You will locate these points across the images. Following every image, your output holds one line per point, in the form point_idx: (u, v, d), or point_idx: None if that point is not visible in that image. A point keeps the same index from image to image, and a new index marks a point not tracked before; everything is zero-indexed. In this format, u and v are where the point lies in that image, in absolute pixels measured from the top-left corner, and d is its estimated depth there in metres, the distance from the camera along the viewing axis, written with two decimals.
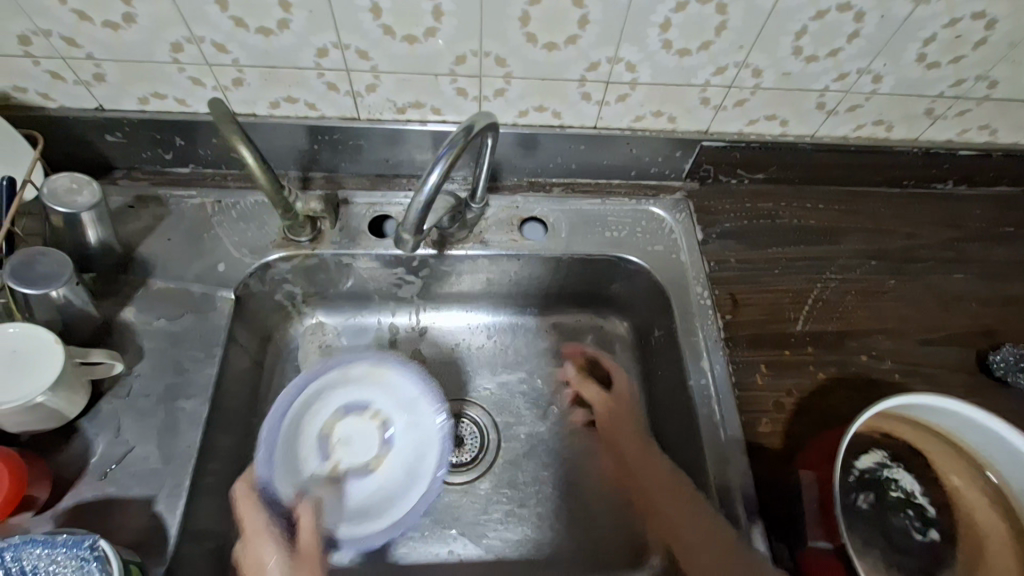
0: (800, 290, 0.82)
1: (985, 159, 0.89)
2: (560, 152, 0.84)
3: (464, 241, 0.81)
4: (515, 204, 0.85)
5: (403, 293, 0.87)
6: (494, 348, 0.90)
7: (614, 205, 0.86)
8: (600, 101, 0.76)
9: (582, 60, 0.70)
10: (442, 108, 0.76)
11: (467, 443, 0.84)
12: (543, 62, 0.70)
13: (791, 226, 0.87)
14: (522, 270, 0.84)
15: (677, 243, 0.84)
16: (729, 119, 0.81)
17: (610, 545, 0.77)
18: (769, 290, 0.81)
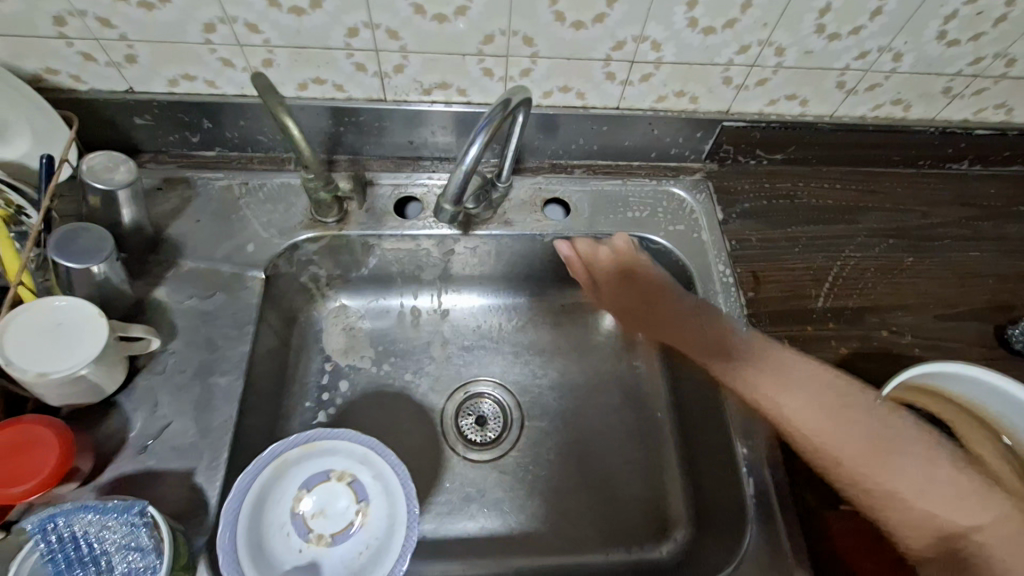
0: (821, 267, 0.83)
1: (1001, 139, 0.90)
2: (582, 134, 0.84)
3: (489, 221, 0.82)
4: (536, 186, 0.86)
5: (426, 275, 0.88)
6: (515, 330, 0.91)
7: (634, 186, 0.87)
8: (623, 80, 0.77)
9: (608, 38, 0.71)
10: (468, 89, 0.77)
11: (491, 423, 0.85)
12: (570, 40, 0.71)
13: (810, 205, 0.88)
14: (544, 251, 0.85)
15: (698, 222, 0.85)
16: (750, 99, 0.82)
17: (635, 519, 0.78)
18: (791, 267, 0.82)
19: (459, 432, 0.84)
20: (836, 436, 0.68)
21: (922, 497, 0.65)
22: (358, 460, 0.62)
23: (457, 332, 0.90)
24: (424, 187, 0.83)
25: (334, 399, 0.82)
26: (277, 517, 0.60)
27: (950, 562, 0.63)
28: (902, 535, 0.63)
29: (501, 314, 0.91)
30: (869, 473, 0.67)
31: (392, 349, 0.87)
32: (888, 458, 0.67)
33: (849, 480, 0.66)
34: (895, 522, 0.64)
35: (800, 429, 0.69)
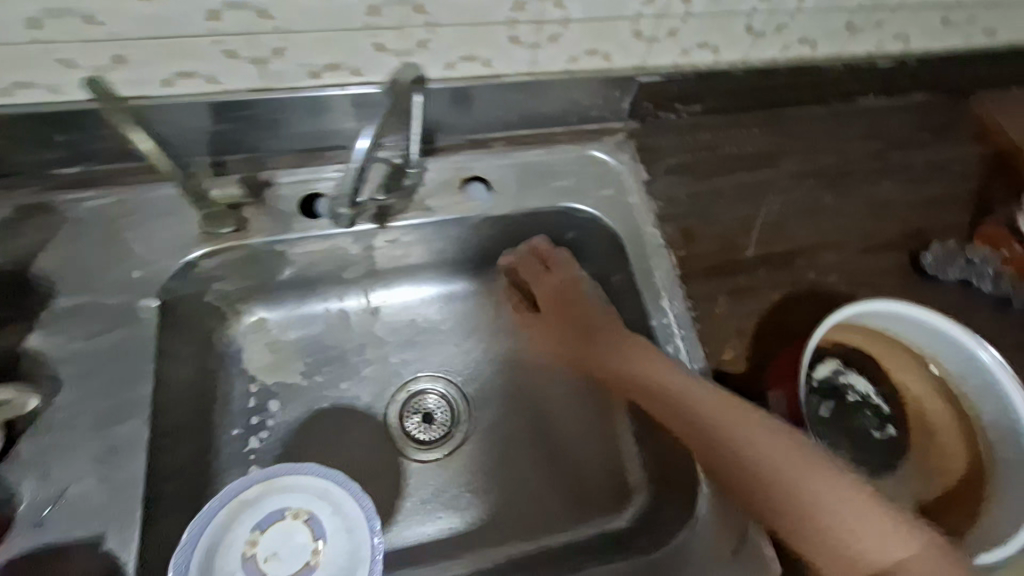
0: (750, 218, 0.83)
1: (902, 69, 0.92)
2: (495, 105, 0.79)
3: (407, 213, 0.76)
4: (457, 167, 0.80)
5: (346, 275, 0.82)
6: (451, 321, 0.87)
7: (558, 154, 0.83)
8: (532, 44, 0.73)
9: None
10: (363, 69, 0.69)
11: (438, 417, 0.82)
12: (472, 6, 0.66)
13: (733, 155, 0.88)
14: (472, 235, 0.81)
15: (625, 186, 0.82)
16: (662, 52, 0.79)
17: (594, 490, 0.78)
18: (721, 223, 0.82)
19: (405, 432, 0.81)
20: (745, 458, 0.61)
21: (830, 520, 0.56)
22: (318, 493, 0.56)
23: (392, 330, 0.85)
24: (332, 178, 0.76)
25: (264, 422, 0.76)
26: (224, 565, 0.52)
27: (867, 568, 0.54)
28: (813, 540, 0.57)
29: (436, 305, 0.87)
30: (780, 482, 0.59)
31: (324, 358, 0.82)
32: (786, 476, 0.59)
33: (761, 494, 0.60)
34: (793, 524, 0.58)
35: (715, 449, 0.63)
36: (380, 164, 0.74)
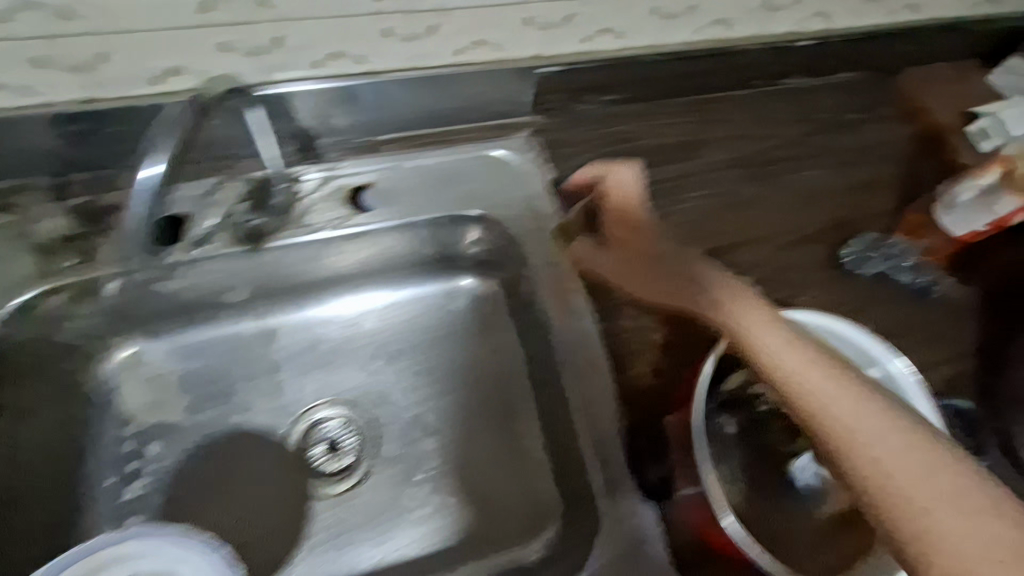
0: (768, 242, 0.77)
1: None
2: (406, 102, 0.73)
3: (389, 207, 0.73)
4: (438, 167, 0.76)
5: (306, 273, 0.76)
6: (437, 317, 0.82)
7: (448, 158, 0.76)
8: (543, 24, 0.68)
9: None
10: (369, 55, 0.67)
11: (343, 441, 0.75)
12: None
13: (739, 173, 0.82)
14: (403, 242, 0.76)
15: (527, 198, 0.76)
16: (676, 29, 0.75)
17: (511, 519, 0.72)
18: (724, 245, 0.76)
19: (304, 465, 0.74)
20: (938, 491, 0.41)
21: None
22: (170, 540, 0.49)
23: (359, 318, 0.81)
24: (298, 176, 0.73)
25: (143, 469, 0.71)
26: None
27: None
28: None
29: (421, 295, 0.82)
30: (972, 539, 0.39)
31: (207, 392, 0.75)
32: (974, 523, 0.39)
33: (925, 518, 0.40)
34: (959, 562, 0.38)
35: (904, 480, 0.42)
36: (333, 166, 0.74)
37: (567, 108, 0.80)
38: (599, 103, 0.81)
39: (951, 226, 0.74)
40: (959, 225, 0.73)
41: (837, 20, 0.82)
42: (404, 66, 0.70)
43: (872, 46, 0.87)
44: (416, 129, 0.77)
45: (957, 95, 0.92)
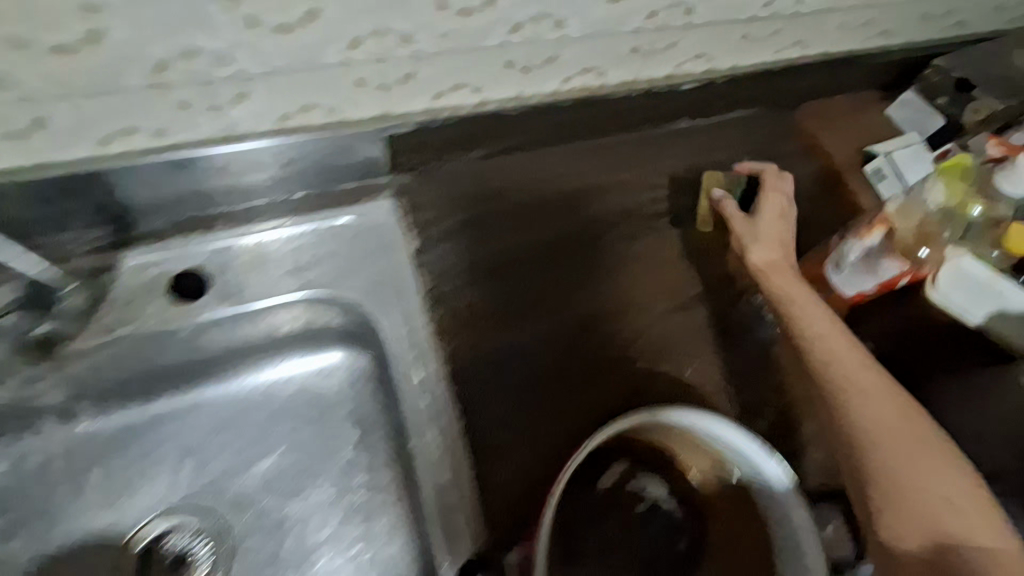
0: (610, 316, 0.72)
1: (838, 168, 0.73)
2: (240, 176, 0.65)
3: (239, 289, 0.66)
4: (288, 238, 0.69)
5: (152, 366, 0.66)
6: (307, 397, 0.71)
7: (289, 233, 0.69)
8: (382, 85, 0.60)
9: (338, 40, 0.52)
10: (169, 127, 0.56)
11: (196, 556, 0.65)
12: (277, 54, 0.52)
13: (585, 240, 0.76)
14: (251, 330, 0.68)
15: (383, 274, 0.68)
16: (543, 78, 0.68)
17: None
18: (568, 318, 0.71)
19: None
20: (918, 449, 0.56)
21: (945, 514, 0.53)
22: None
23: (215, 402, 0.69)
24: (128, 263, 0.65)
25: None
26: None
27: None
28: (916, 542, 0.53)
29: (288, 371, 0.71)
30: (950, 497, 0.53)
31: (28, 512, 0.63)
32: (951, 487, 0.54)
33: (911, 471, 0.55)
34: (927, 515, 0.53)
35: (893, 425, 0.57)
36: (168, 245, 0.66)
37: (428, 166, 0.74)
38: (463, 160, 0.75)
39: (840, 286, 0.67)
40: (848, 285, 0.67)
41: (722, 60, 0.76)
42: (218, 136, 0.60)
43: (760, 85, 0.83)
44: (255, 198, 0.69)
45: (849, 131, 0.89)
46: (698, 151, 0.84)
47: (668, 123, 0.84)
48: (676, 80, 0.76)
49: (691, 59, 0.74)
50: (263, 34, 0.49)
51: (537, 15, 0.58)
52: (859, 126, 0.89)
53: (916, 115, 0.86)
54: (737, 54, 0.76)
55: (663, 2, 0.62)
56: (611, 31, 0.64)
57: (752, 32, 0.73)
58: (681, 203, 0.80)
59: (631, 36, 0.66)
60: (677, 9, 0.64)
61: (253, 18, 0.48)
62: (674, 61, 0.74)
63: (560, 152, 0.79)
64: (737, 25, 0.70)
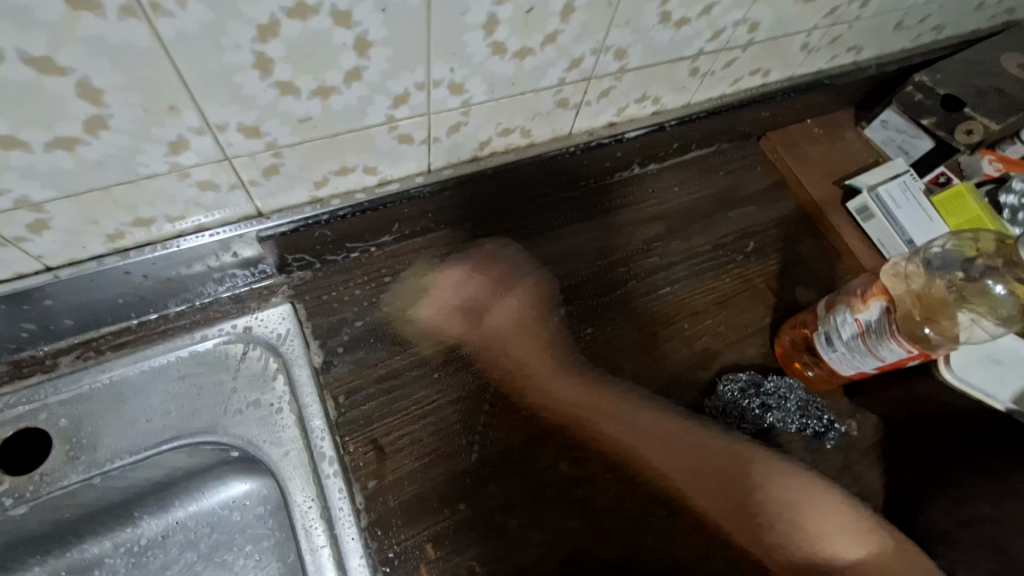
0: (557, 426, 0.58)
1: (777, 236, 0.72)
2: (84, 305, 0.52)
3: (94, 445, 0.51)
4: (158, 369, 0.55)
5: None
6: (216, 540, 0.58)
7: (163, 359, 0.55)
8: (238, 183, 0.47)
9: (150, 144, 0.40)
10: None
11: None
12: (66, 172, 0.39)
13: (515, 334, 0.62)
14: (128, 482, 0.54)
15: (282, 403, 0.55)
16: (454, 147, 0.56)
17: None
18: (503, 438, 0.56)
19: None
20: (763, 482, 0.56)
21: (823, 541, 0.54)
22: None
23: (108, 557, 0.56)
24: None
25: None
26: None
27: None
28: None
29: (196, 507, 0.59)
30: (763, 481, 0.56)
31: None
32: (817, 509, 0.55)
33: (769, 509, 0.55)
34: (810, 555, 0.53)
35: (730, 462, 0.57)
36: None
37: (328, 259, 0.61)
38: (368, 250, 0.62)
39: (836, 364, 0.56)
40: (844, 364, 0.55)
41: (669, 99, 0.65)
42: (39, 267, 0.47)
43: (717, 120, 0.72)
44: (106, 324, 0.55)
45: (822, 163, 0.76)
46: (647, 207, 0.71)
47: (612, 176, 0.72)
48: (620, 127, 0.65)
49: (634, 102, 0.63)
50: (30, 153, 0.36)
51: (425, 81, 0.45)
52: (832, 154, 0.77)
53: (901, 136, 0.75)
54: (687, 90, 0.65)
55: (585, 48, 0.50)
56: (528, 88, 0.52)
57: (701, 65, 0.61)
58: (634, 274, 0.67)
59: (553, 89, 0.54)
60: (604, 53, 0.52)
61: (5, 137, 0.34)
62: (613, 107, 0.62)
63: (483, 230, 0.66)
64: (683, 61, 0.59)
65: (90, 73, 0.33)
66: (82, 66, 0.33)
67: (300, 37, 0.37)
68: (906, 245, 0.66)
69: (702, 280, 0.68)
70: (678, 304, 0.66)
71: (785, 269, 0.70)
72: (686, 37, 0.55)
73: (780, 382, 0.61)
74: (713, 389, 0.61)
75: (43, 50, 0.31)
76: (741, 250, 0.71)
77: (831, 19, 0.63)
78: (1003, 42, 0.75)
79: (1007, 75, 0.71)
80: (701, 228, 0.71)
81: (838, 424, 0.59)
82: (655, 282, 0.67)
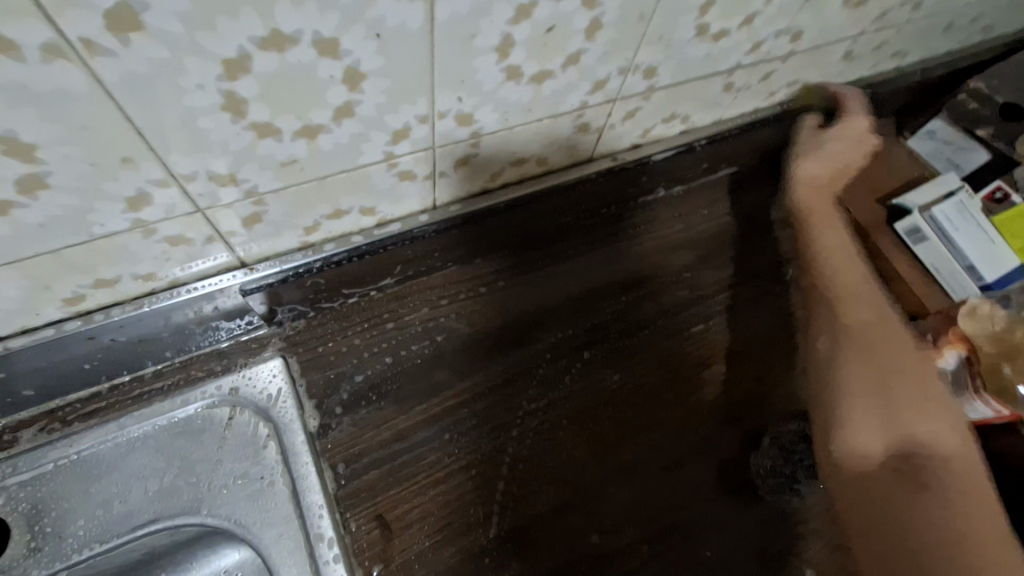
0: (585, 490, 0.51)
1: None
2: (46, 373, 0.46)
3: (60, 533, 0.45)
4: (134, 440, 0.48)
5: None
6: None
7: (141, 428, 0.48)
8: (216, 235, 0.41)
9: (103, 202, 0.33)
10: None
11: None
12: (3, 238, 0.32)
13: (535, 384, 0.55)
14: (104, 568, 0.47)
15: (275, 474, 0.49)
16: (461, 181, 0.50)
17: None
18: (525, 507, 0.50)
19: None
20: (864, 338, 0.50)
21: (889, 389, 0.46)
22: None
23: None
24: None
25: None
26: None
27: (860, 510, 0.45)
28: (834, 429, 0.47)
29: None
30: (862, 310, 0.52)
31: None
32: (925, 406, 0.45)
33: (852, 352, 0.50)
34: (850, 431, 0.46)
35: (861, 334, 0.50)
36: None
37: (323, 306, 0.54)
38: (367, 294, 0.55)
39: None
40: None
41: (698, 117, 0.59)
42: None
43: (750, 137, 0.65)
44: (72, 390, 0.48)
45: (865, 179, 0.69)
46: (676, 233, 0.65)
47: (635, 199, 0.65)
48: (644, 150, 0.59)
49: (661, 122, 0.56)
50: None
51: (428, 114, 0.39)
52: (873, 169, 0.69)
53: (949, 148, 0.67)
54: (718, 107, 0.58)
55: (611, 69, 0.44)
56: (545, 114, 0.46)
57: (736, 80, 0.55)
58: (662, 311, 0.60)
59: (573, 113, 0.47)
60: (632, 73, 0.45)
61: None
62: (637, 129, 0.55)
63: (498, 262, 0.59)
64: (717, 77, 0.52)
65: (17, 126, 0.27)
66: (5, 119, 0.26)
67: (276, 72, 0.31)
68: (965, 271, 0.59)
69: (739, 315, 0.61)
70: (712, 342, 0.59)
71: None
72: (722, 51, 0.48)
73: None
74: (756, 443, 0.55)
75: None
76: (780, 279, 0.64)
77: (878, 24, 0.57)
78: None
79: None
80: (733, 255, 0.64)
81: None
82: (686, 319, 0.60)
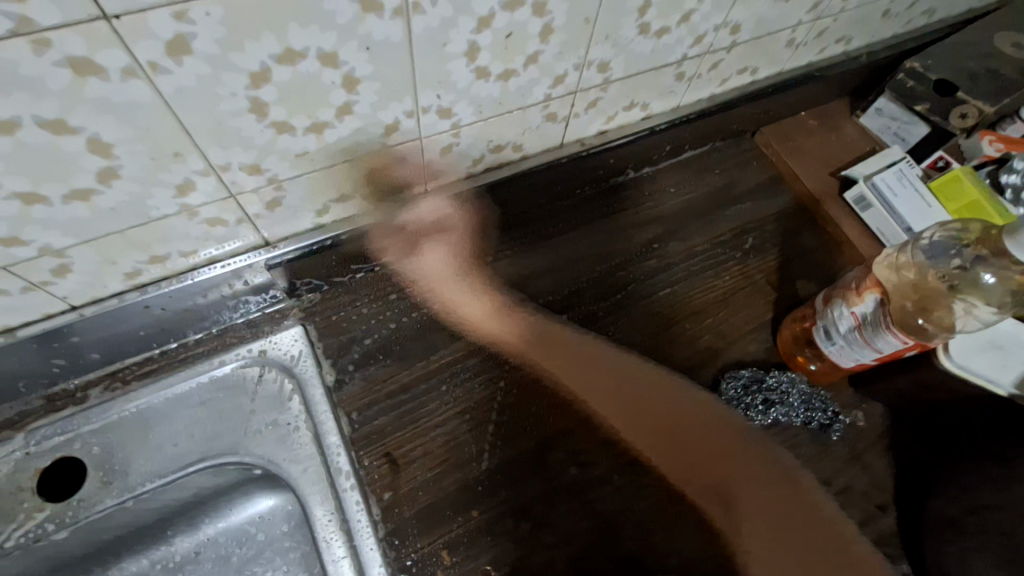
0: (563, 431, 0.59)
1: (773, 228, 0.73)
2: (109, 340, 0.55)
3: (126, 470, 0.54)
4: (181, 395, 0.58)
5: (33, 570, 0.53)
6: (247, 555, 0.60)
7: (186, 386, 0.58)
8: (244, 218, 0.50)
9: (159, 189, 0.42)
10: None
11: None
12: (83, 220, 0.41)
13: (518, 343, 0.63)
14: (160, 504, 0.57)
15: (297, 421, 0.58)
16: (448, 168, 0.58)
17: None
18: (512, 446, 0.58)
19: None
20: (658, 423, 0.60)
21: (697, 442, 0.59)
22: None
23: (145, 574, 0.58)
24: None
25: None
26: None
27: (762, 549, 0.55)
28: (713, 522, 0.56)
29: (225, 524, 0.61)
30: (656, 395, 0.62)
31: None
32: (749, 454, 0.59)
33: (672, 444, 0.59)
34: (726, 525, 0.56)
35: (630, 399, 0.61)
36: (27, 433, 0.54)
37: (335, 281, 0.63)
38: (373, 269, 0.64)
39: (837, 357, 0.57)
40: (845, 356, 0.56)
41: (657, 105, 0.66)
42: (65, 306, 0.50)
43: (709, 120, 0.73)
44: (130, 355, 0.58)
45: (817, 155, 0.76)
46: (643, 211, 0.72)
47: (607, 182, 0.73)
48: (610, 135, 0.67)
49: (623, 110, 0.64)
50: (50, 205, 0.39)
51: (413, 109, 0.47)
52: (828, 145, 0.77)
53: (895, 123, 0.75)
54: (675, 95, 0.66)
55: (567, 65, 0.52)
56: (514, 106, 0.54)
57: (687, 70, 0.62)
58: (633, 278, 0.68)
59: (540, 105, 0.55)
60: (587, 68, 0.53)
61: (28, 194, 0.37)
62: (602, 117, 0.63)
63: (485, 240, 0.68)
64: (667, 68, 0.60)
65: (100, 130, 0.36)
66: (92, 124, 0.35)
67: (289, 80, 0.39)
68: (905, 233, 0.66)
69: (701, 278, 0.69)
70: (677, 303, 0.67)
71: (784, 264, 0.70)
72: (667, 45, 0.56)
73: (781, 377, 0.61)
74: (715, 388, 0.62)
75: (55, 114, 0.34)
76: (740, 246, 0.71)
77: (814, 14, 0.64)
78: (995, 21, 0.74)
79: (1002, 55, 0.70)
80: (697, 228, 0.72)
81: (842, 416, 0.60)
82: (655, 284, 0.68)
